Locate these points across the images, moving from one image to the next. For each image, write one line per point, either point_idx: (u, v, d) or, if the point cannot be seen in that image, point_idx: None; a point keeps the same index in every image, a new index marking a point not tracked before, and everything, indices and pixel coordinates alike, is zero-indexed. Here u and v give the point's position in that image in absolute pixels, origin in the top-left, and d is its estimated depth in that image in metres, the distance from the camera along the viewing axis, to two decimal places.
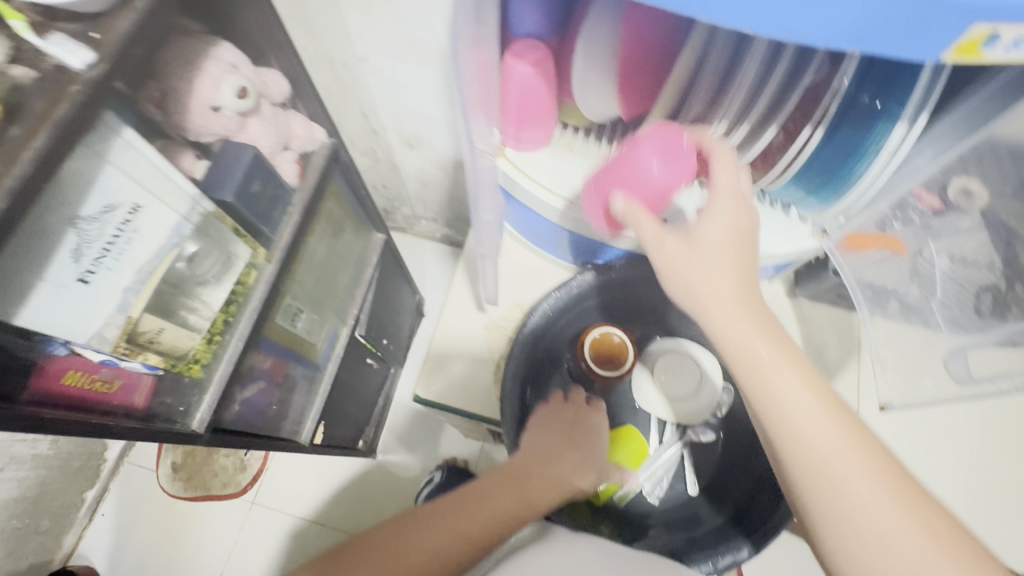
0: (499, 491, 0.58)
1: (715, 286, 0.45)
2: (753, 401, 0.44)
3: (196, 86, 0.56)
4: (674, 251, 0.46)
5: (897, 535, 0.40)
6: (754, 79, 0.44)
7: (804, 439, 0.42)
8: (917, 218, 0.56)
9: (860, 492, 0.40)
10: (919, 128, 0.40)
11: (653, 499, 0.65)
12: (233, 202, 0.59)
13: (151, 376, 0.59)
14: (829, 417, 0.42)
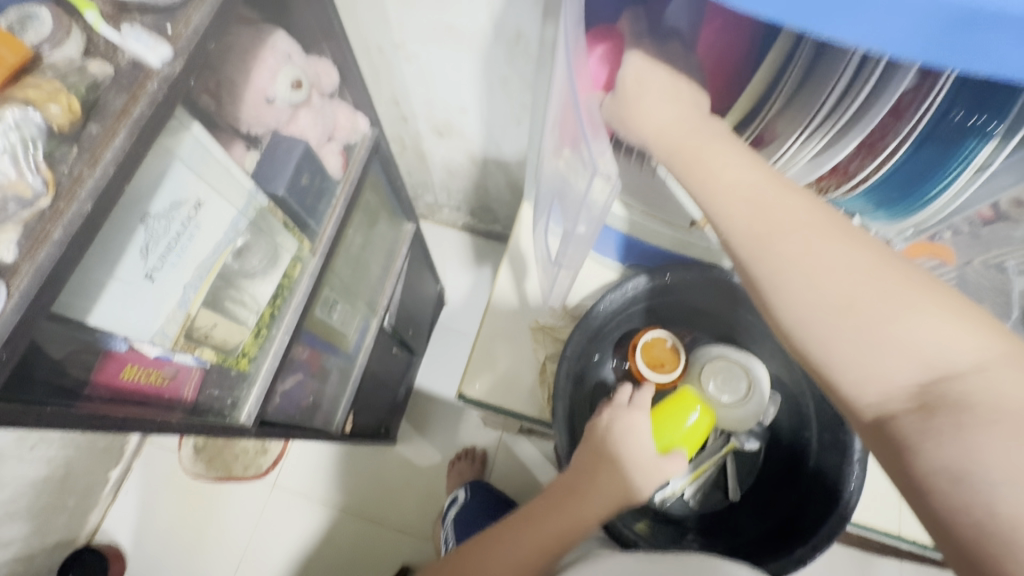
0: (539, 518, 0.55)
1: (707, 135, 0.41)
2: (752, 258, 0.40)
3: (251, 77, 0.55)
4: (672, 117, 0.42)
5: (945, 354, 0.35)
6: (840, 91, 0.42)
7: (793, 275, 0.38)
8: (967, 227, 0.54)
9: (904, 329, 0.36)
10: (1011, 146, 0.39)
11: (692, 503, 0.66)
12: (285, 196, 0.59)
13: (200, 368, 0.58)
14: (854, 277, 0.37)
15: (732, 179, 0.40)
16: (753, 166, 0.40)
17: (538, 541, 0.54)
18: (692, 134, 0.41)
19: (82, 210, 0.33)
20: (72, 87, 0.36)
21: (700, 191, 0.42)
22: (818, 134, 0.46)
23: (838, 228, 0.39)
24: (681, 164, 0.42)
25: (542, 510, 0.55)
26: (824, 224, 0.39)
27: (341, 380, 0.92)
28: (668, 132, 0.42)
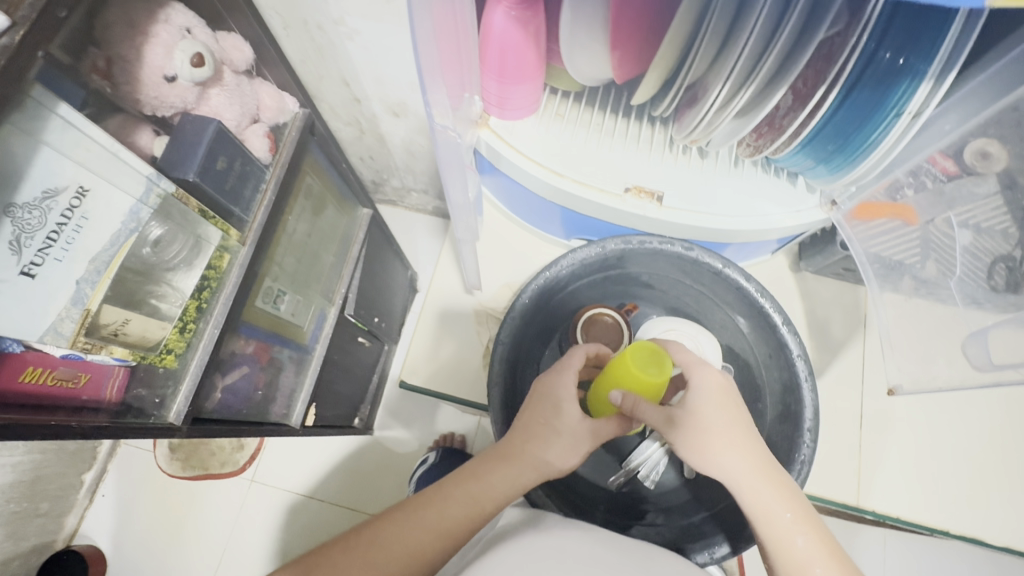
0: (444, 499, 0.49)
1: (720, 447, 0.48)
2: (756, 525, 0.47)
3: (146, 54, 0.51)
4: (737, 467, 0.47)
5: (804, 553, 0.45)
6: (764, 33, 0.39)
7: (787, 541, 0.45)
8: (930, 183, 0.50)
9: (781, 519, 0.46)
10: (945, 88, 0.36)
11: (648, 484, 0.62)
12: (196, 182, 0.55)
13: (122, 368, 0.56)
14: (753, 473, 0.47)
15: (718, 473, 0.48)
16: (737, 436, 0.49)
17: (443, 523, 0.48)
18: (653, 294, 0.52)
19: None
20: None
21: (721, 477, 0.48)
22: (745, 85, 0.42)
23: (820, 531, 0.46)
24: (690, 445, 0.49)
25: (447, 490, 0.50)
26: (806, 522, 0.46)
27: (298, 372, 0.90)
28: (739, 489, 0.47)
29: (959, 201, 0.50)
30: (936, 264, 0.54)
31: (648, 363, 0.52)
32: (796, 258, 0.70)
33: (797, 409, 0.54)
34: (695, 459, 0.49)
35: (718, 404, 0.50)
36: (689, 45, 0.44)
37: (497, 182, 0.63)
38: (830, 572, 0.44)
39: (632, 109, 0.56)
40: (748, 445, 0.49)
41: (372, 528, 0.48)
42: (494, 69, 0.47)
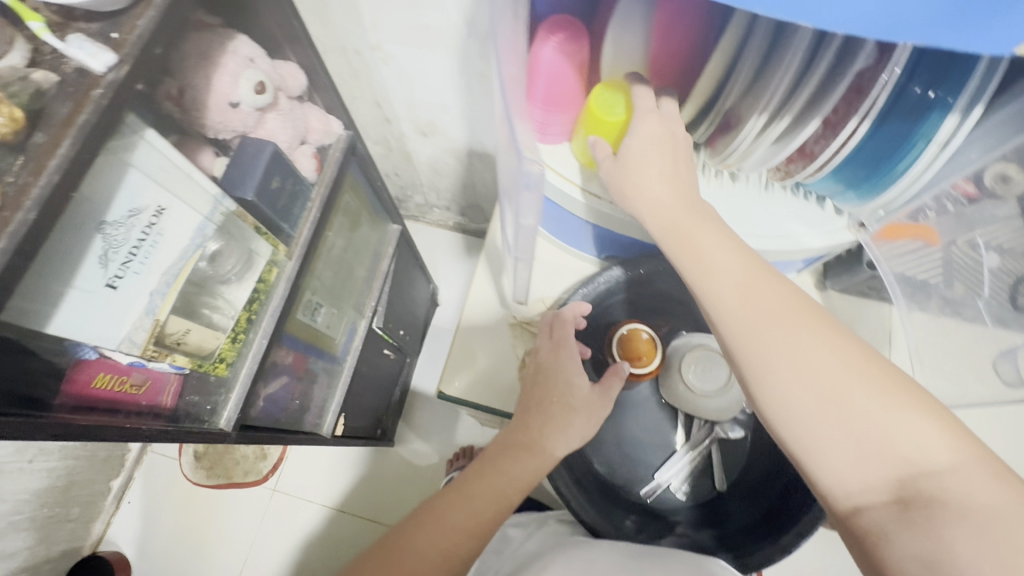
0: (473, 496, 0.53)
1: (686, 227, 0.46)
2: (735, 354, 0.41)
3: (213, 82, 0.55)
4: (661, 184, 0.47)
5: (895, 418, 0.36)
6: (797, 69, 0.42)
7: (773, 370, 0.39)
8: (952, 206, 0.49)
9: (862, 400, 0.36)
10: (973, 119, 0.38)
11: (681, 495, 0.64)
12: (254, 201, 0.58)
13: (177, 376, 0.59)
14: (831, 378, 0.37)
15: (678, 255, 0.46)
16: (744, 271, 0.43)
17: (473, 520, 0.52)
18: (681, 215, 0.46)
19: (26, 218, 0.33)
20: (17, 97, 0.36)
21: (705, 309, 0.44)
22: (780, 115, 0.45)
23: (842, 342, 0.39)
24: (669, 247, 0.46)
25: (471, 486, 0.54)
26: (810, 316, 0.40)
27: (330, 383, 0.92)
28: (664, 211, 0.47)
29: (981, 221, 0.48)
30: (962, 286, 0.54)
31: (614, 100, 0.50)
32: (822, 277, 0.71)
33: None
34: (634, 202, 0.49)
35: (650, 148, 0.47)
36: (725, 77, 0.47)
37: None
38: (926, 424, 0.36)
39: None
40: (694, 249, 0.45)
41: (409, 530, 0.51)
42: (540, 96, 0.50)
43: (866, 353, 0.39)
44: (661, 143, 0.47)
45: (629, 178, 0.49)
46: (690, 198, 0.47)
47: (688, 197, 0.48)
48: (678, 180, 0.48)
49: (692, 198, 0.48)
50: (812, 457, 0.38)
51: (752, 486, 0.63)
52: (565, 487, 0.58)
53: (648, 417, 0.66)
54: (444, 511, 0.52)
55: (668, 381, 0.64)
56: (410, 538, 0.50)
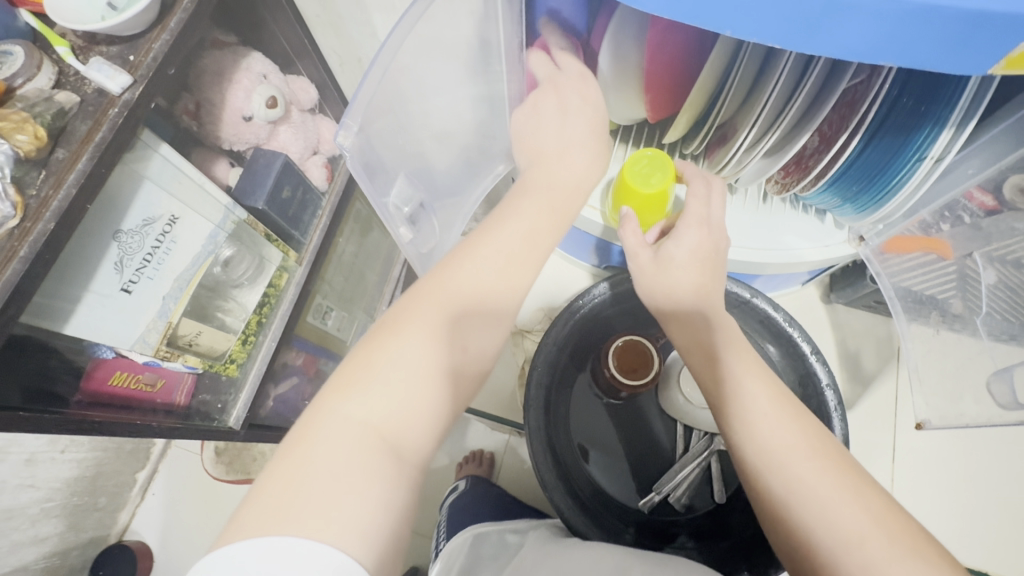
0: (456, 289, 0.39)
1: (709, 366, 0.44)
2: (758, 474, 0.39)
3: (228, 97, 0.58)
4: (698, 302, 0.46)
5: (892, 546, 0.33)
6: (787, 82, 0.42)
7: (781, 462, 0.37)
8: (967, 217, 0.48)
9: (851, 513, 0.35)
10: (966, 134, 0.38)
11: (679, 505, 0.62)
12: (264, 210, 0.61)
13: (191, 375, 0.61)
14: (823, 476, 0.36)
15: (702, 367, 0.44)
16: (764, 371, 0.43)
17: (406, 402, 0.34)
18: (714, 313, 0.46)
19: (46, 228, 0.36)
20: (40, 116, 0.38)
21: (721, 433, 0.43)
22: (771, 129, 0.45)
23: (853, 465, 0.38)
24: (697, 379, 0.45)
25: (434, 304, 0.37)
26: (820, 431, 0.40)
27: None
28: (677, 302, 0.46)
29: (998, 236, 0.48)
30: (961, 302, 0.54)
31: (651, 172, 0.50)
32: (827, 290, 0.70)
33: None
34: (658, 300, 0.47)
35: (693, 263, 0.47)
36: (718, 90, 0.48)
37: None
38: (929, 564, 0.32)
39: (664, 146, 0.59)
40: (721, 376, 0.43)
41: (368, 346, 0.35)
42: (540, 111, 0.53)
43: (893, 508, 0.35)
44: (693, 223, 0.47)
45: (651, 269, 0.47)
46: (714, 275, 0.47)
47: (714, 276, 0.47)
48: (703, 259, 0.47)
49: (715, 276, 0.47)
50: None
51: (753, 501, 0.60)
52: (558, 496, 0.55)
53: (646, 427, 0.67)
54: (415, 323, 0.36)
55: (669, 391, 0.64)
56: (375, 357, 0.35)
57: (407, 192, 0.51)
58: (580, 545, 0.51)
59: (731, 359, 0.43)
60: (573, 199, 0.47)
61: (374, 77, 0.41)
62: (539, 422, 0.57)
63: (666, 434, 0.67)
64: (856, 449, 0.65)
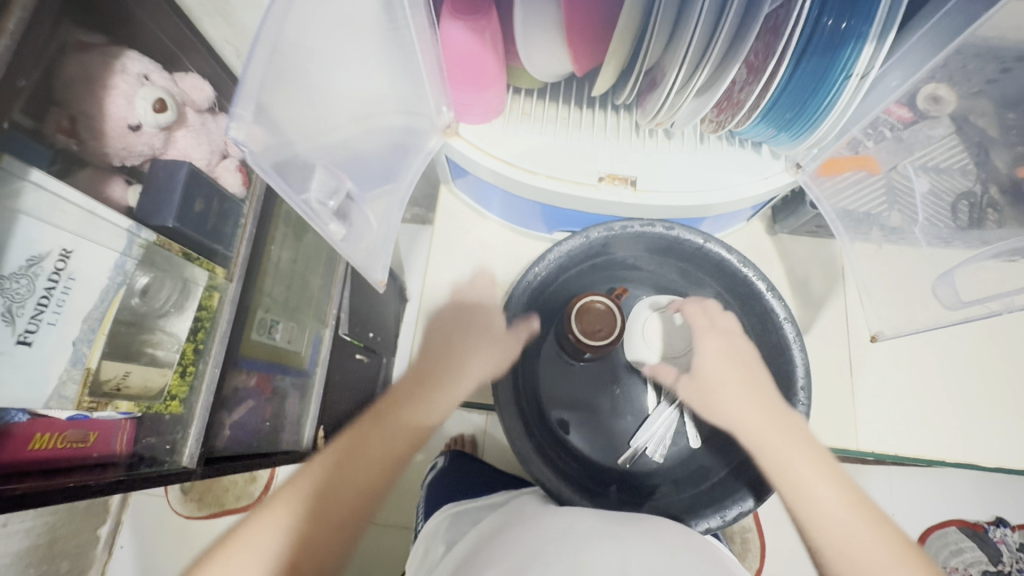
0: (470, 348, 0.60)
1: (799, 448, 0.51)
2: (785, 486, 0.49)
3: (106, 106, 0.52)
4: (750, 404, 0.54)
5: (869, 550, 0.46)
6: (709, 14, 0.40)
7: (815, 499, 0.48)
8: (889, 133, 0.50)
9: (825, 502, 0.48)
10: (887, 46, 0.38)
11: (658, 458, 0.63)
12: (176, 226, 0.55)
13: (128, 419, 0.56)
14: (845, 505, 0.48)
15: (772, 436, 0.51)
16: (800, 442, 0.51)
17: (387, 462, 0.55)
18: (735, 376, 0.56)
19: None
20: None
21: (801, 472, 0.49)
22: (699, 67, 0.44)
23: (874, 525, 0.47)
24: (771, 463, 0.50)
25: (411, 407, 0.58)
26: (827, 470, 0.50)
27: (303, 398, 0.87)
28: (746, 425, 0.53)
29: (917, 144, 0.51)
30: (899, 214, 0.57)
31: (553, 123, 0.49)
32: (770, 222, 0.71)
33: (787, 370, 0.57)
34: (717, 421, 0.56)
35: (723, 369, 0.56)
36: (639, 35, 0.46)
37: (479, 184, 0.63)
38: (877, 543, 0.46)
39: (594, 100, 0.57)
40: (790, 424, 0.52)
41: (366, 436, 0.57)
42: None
43: (881, 526, 0.48)
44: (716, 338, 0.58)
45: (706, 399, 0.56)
46: (743, 373, 0.56)
47: (745, 375, 0.56)
48: (728, 361, 0.57)
49: (745, 374, 0.56)
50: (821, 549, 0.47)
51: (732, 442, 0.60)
52: (537, 465, 0.54)
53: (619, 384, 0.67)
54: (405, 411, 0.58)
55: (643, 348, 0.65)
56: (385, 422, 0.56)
57: (325, 179, 0.42)
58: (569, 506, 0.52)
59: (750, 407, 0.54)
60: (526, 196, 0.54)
61: (267, 44, 0.33)
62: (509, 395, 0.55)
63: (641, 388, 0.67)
64: (817, 369, 0.68)
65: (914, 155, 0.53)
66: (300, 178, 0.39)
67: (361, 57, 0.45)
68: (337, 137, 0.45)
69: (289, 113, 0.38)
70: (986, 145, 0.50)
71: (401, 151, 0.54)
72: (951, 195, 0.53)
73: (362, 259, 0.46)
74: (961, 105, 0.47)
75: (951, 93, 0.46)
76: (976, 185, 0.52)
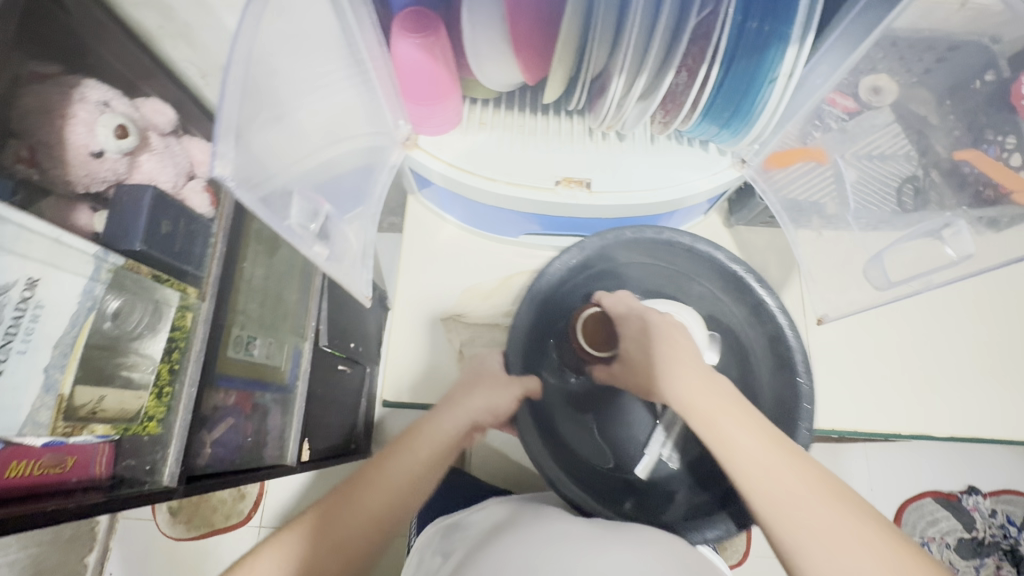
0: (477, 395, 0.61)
1: (725, 408, 0.47)
2: (710, 442, 0.46)
3: (66, 135, 0.53)
4: (692, 389, 0.49)
5: (805, 516, 0.40)
6: (645, 22, 0.43)
7: (745, 460, 0.43)
8: (835, 123, 0.54)
9: (758, 464, 0.43)
10: (808, 46, 0.41)
11: (672, 462, 0.65)
12: (145, 249, 0.57)
13: (107, 443, 0.57)
14: (773, 465, 0.43)
15: (682, 389, 0.49)
16: (716, 406, 0.47)
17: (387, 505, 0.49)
18: (668, 354, 0.53)
19: None
20: None
21: (739, 460, 0.44)
22: (640, 72, 0.46)
23: (807, 482, 0.42)
24: (718, 449, 0.45)
25: (418, 446, 0.54)
26: (767, 437, 0.45)
27: (285, 413, 0.86)
28: (686, 393, 0.49)
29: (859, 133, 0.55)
30: (835, 202, 0.59)
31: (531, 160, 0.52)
32: (726, 215, 0.74)
33: (787, 357, 0.60)
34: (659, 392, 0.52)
35: (666, 346, 0.54)
36: (582, 44, 0.48)
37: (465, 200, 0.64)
38: (828, 511, 0.40)
39: (549, 106, 0.59)
40: (736, 408, 0.47)
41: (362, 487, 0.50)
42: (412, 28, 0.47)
43: (834, 490, 0.41)
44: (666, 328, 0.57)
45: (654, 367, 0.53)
46: (684, 352, 0.54)
47: (685, 353, 0.53)
48: (671, 348, 0.54)
49: (687, 354, 0.53)
50: (773, 523, 0.41)
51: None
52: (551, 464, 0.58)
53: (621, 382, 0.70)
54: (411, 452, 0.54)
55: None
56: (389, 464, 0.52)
57: (303, 203, 0.43)
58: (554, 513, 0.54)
59: (673, 374, 0.51)
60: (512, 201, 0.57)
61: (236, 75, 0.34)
62: (526, 413, 0.61)
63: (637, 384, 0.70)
64: None
65: (856, 146, 0.56)
66: (279, 204, 0.40)
67: (318, 82, 0.46)
68: (310, 162, 0.46)
69: (262, 147, 0.39)
70: (925, 131, 0.54)
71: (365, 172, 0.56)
72: (895, 180, 0.57)
73: (348, 274, 0.48)
74: (902, 93, 0.52)
75: (891, 81, 0.51)
76: (919, 170, 0.55)
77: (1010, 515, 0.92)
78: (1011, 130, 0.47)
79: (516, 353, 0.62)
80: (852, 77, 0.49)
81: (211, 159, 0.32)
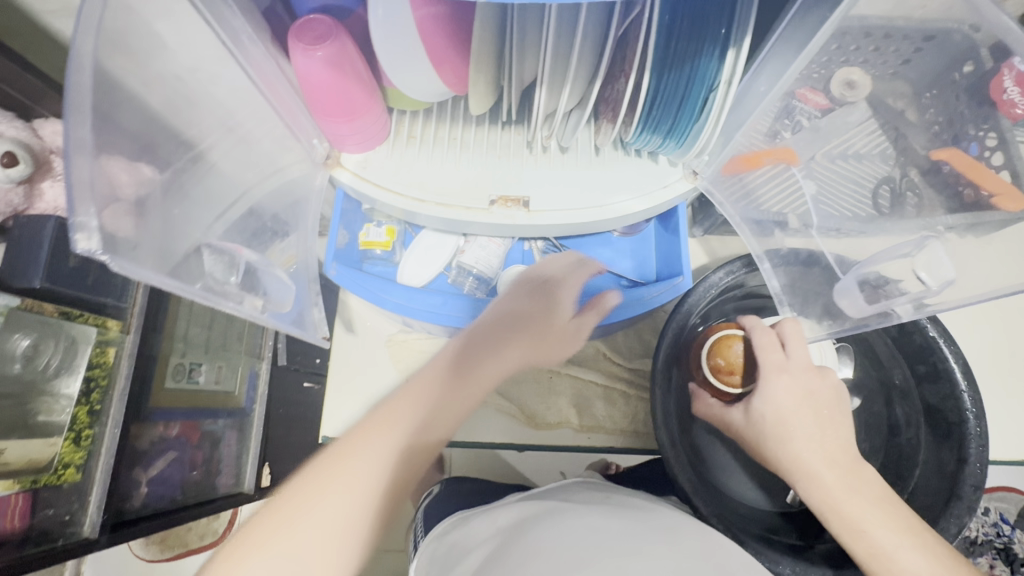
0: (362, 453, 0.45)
1: (880, 505, 0.48)
2: (843, 533, 0.47)
3: None
4: (818, 458, 0.49)
5: None
6: (567, 28, 0.38)
7: (897, 557, 0.45)
8: (806, 121, 0.48)
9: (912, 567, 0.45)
10: (745, 52, 0.37)
11: (791, 498, 0.62)
12: (46, 287, 0.52)
13: (20, 494, 0.53)
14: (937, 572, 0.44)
15: (821, 470, 0.49)
16: (872, 494, 0.48)
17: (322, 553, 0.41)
18: (810, 423, 0.51)
19: None
20: None
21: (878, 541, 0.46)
22: (564, 84, 0.41)
23: None
24: (840, 524, 0.47)
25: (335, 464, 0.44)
26: (918, 532, 0.46)
27: (241, 438, 0.80)
28: (820, 486, 0.49)
29: (835, 134, 0.49)
30: (796, 217, 0.55)
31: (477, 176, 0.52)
32: (691, 222, 0.70)
33: (956, 420, 0.55)
34: (779, 461, 0.51)
35: (796, 405, 0.50)
36: (500, 52, 0.43)
37: (384, 287, 0.57)
38: None
39: (483, 116, 0.54)
40: (861, 485, 0.49)
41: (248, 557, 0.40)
42: (311, 40, 0.40)
43: None
44: (804, 379, 0.51)
45: (770, 443, 0.51)
46: (815, 402, 0.51)
47: (816, 403, 0.51)
48: (802, 396, 0.51)
49: (817, 402, 0.51)
50: None
51: (908, 440, 0.60)
52: (701, 498, 0.52)
53: (886, 371, 0.64)
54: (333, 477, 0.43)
55: (672, 443, 0.53)
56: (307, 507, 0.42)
57: (215, 258, 0.40)
58: (592, 513, 0.48)
59: (804, 450, 0.50)
60: (629, 218, 0.53)
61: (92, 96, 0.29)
62: (692, 482, 0.53)
63: (885, 371, 0.64)
64: None
65: (830, 145, 0.50)
66: (190, 268, 0.36)
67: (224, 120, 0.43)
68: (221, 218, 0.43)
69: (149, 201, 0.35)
70: (901, 127, 0.46)
71: (289, 209, 0.53)
72: (872, 182, 0.50)
73: (293, 319, 0.44)
74: (878, 88, 0.45)
75: (867, 75, 0.45)
76: (896, 170, 0.48)
77: (1004, 514, 0.91)
78: (992, 126, 0.40)
79: (661, 403, 0.54)
80: (821, 70, 0.43)
81: (69, 228, 0.27)
